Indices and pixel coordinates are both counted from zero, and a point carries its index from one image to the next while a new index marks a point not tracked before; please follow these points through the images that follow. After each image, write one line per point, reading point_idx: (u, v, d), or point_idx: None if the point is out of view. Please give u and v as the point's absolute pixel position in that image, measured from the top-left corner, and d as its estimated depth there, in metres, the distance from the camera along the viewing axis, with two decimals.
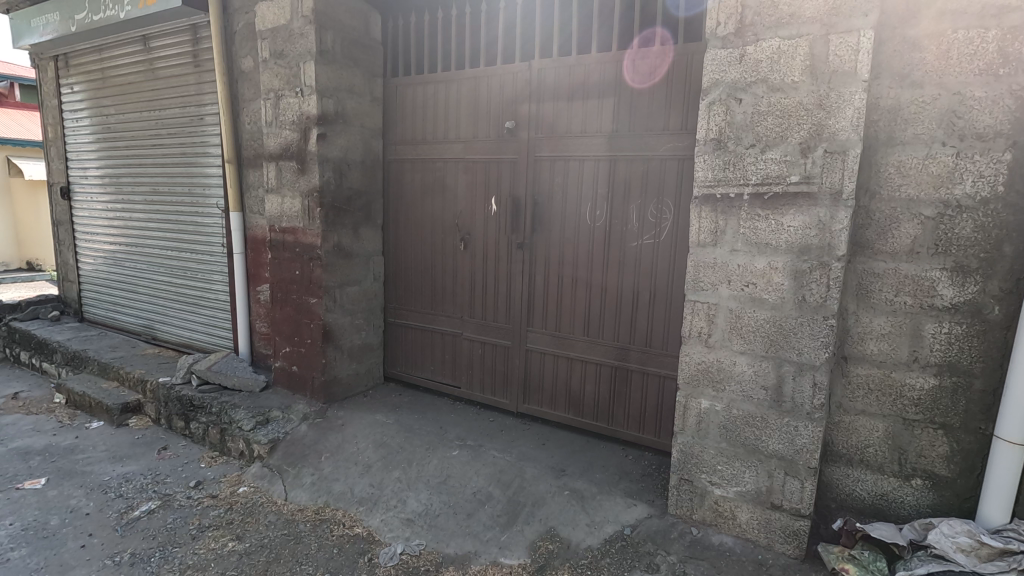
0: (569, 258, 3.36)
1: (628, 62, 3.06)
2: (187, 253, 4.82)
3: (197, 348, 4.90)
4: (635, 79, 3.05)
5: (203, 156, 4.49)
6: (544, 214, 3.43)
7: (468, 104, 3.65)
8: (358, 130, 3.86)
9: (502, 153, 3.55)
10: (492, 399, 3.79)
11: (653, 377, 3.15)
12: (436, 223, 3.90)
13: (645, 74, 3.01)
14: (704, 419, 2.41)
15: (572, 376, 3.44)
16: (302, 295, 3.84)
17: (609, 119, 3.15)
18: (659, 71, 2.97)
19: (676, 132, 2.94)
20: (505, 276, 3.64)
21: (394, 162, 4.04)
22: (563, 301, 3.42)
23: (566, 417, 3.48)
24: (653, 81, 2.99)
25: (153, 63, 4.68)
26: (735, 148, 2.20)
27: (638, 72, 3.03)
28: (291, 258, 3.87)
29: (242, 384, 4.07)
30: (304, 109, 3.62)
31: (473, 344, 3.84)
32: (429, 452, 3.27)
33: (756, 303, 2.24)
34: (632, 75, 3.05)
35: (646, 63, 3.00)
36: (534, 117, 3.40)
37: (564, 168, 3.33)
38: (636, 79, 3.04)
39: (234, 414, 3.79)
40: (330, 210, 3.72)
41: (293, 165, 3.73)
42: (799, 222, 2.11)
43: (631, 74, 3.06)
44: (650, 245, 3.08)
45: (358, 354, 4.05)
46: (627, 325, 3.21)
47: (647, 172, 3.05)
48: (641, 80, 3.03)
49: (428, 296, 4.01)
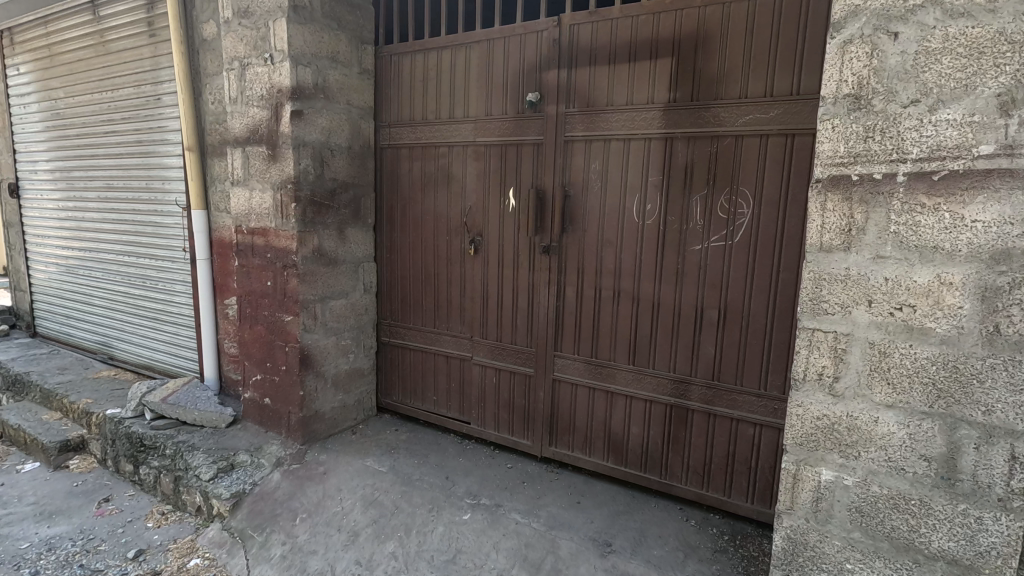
0: (610, 266, 2.66)
1: (650, 24, 2.44)
2: (146, 260, 4.07)
3: (159, 370, 4.18)
4: (667, 42, 2.41)
5: (162, 144, 3.77)
6: (577, 210, 2.71)
7: (479, 74, 2.94)
8: (344, 108, 3.15)
9: (523, 135, 2.83)
10: (510, 439, 3.07)
11: (721, 419, 2.46)
12: (440, 222, 3.18)
13: (678, 34, 2.38)
14: (823, 497, 1.70)
15: (613, 414, 2.73)
16: (275, 312, 3.12)
17: (664, 87, 2.44)
18: (709, 18, 2.31)
19: (759, 100, 2.24)
20: (526, 287, 2.92)
21: (389, 149, 3.32)
22: (601, 320, 2.71)
23: (605, 465, 2.77)
24: (707, 30, 2.32)
25: (104, 34, 3.95)
26: (884, 107, 1.50)
27: (671, 31, 2.40)
28: (262, 267, 3.14)
29: (205, 420, 3.35)
30: (275, 80, 2.91)
31: (487, 371, 3.11)
32: (432, 516, 2.56)
33: (914, 335, 1.53)
34: (664, 35, 2.41)
35: (676, 21, 2.38)
36: (566, 87, 2.68)
37: (602, 151, 2.61)
38: (673, 37, 2.40)
39: (191, 458, 3.07)
40: (309, 206, 3.00)
41: (262, 150, 3.02)
42: (992, 216, 1.40)
43: (660, 43, 2.43)
44: (719, 249, 2.39)
45: (345, 382, 3.34)
46: (687, 352, 2.51)
47: (717, 155, 2.35)
48: (677, 39, 2.39)
49: (431, 311, 3.29)
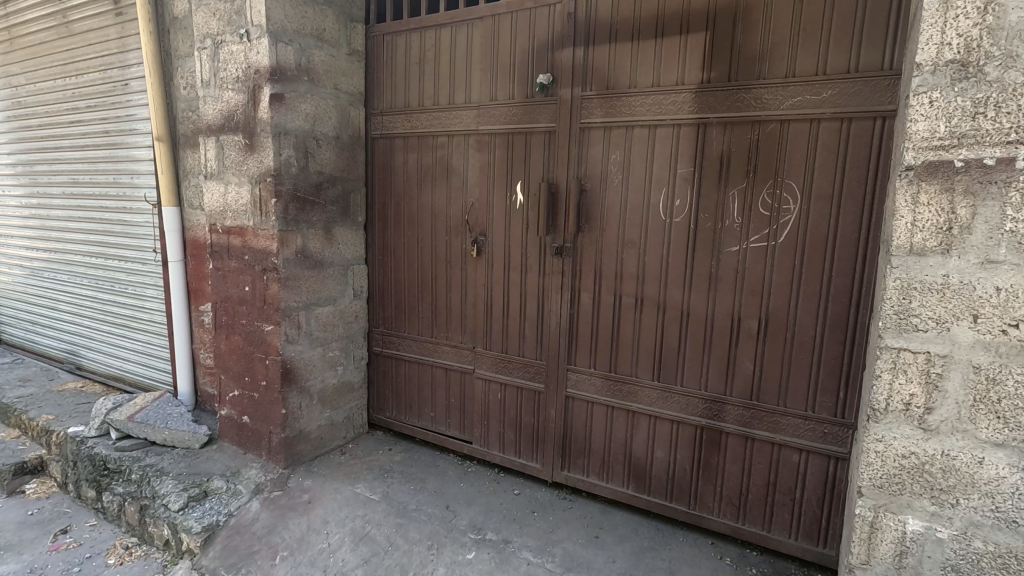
0: (632, 270, 2.35)
1: None
2: (115, 262, 3.72)
3: (129, 381, 3.83)
4: (701, 14, 2.11)
5: (131, 134, 3.42)
6: (594, 207, 2.40)
7: (483, 54, 2.63)
8: (331, 93, 2.83)
9: (532, 122, 2.52)
10: (517, 461, 2.76)
11: (761, 444, 2.17)
12: (438, 220, 2.87)
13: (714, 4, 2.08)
14: (908, 551, 1.41)
15: (635, 436, 2.43)
16: (254, 321, 2.78)
17: (696, 65, 2.14)
18: None
19: (808, 79, 1.95)
20: (535, 292, 2.61)
21: (381, 139, 3.01)
22: (621, 331, 2.41)
23: (625, 493, 2.48)
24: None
25: (67, 14, 3.60)
26: (1000, 75, 1.21)
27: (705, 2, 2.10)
28: (239, 270, 2.81)
29: (177, 440, 3.01)
30: (251, 59, 2.58)
31: (490, 386, 2.80)
32: (431, 555, 2.24)
33: None
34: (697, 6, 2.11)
35: None
36: (582, 67, 2.38)
37: (623, 140, 2.31)
38: (708, 8, 2.09)
39: (159, 485, 2.73)
40: (291, 202, 2.67)
41: (238, 139, 2.68)
42: None
43: (692, 16, 2.13)
44: (759, 250, 2.10)
45: (332, 398, 3.02)
46: (721, 368, 2.22)
47: (758, 143, 2.05)
48: (713, 11, 2.09)
49: (428, 318, 2.98)
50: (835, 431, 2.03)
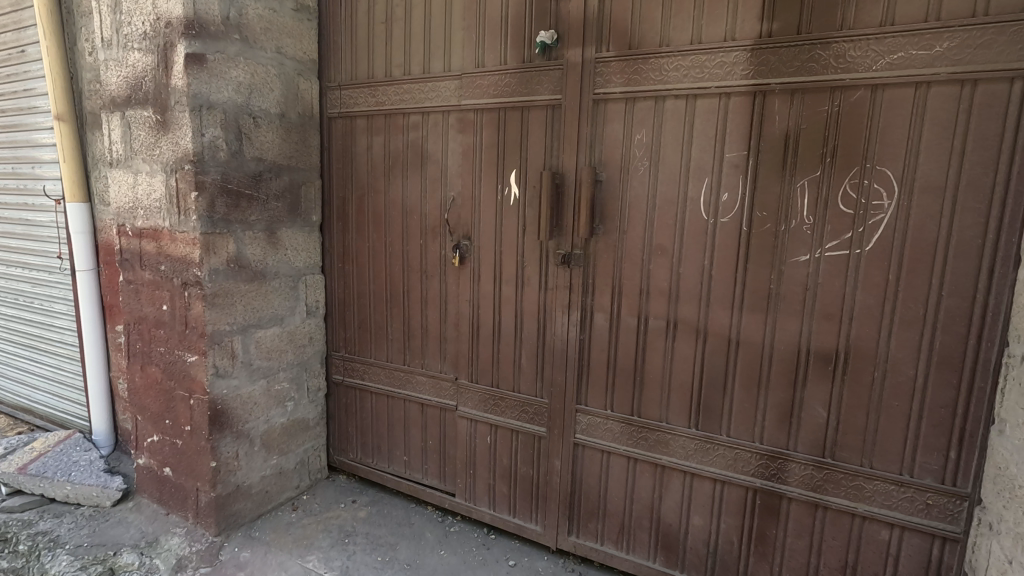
0: (662, 285, 1.82)
1: None
2: (17, 269, 3.05)
3: (39, 414, 3.18)
4: None
5: (30, 114, 2.77)
6: (612, 203, 1.86)
7: (466, 7, 2.06)
8: (272, 58, 2.23)
9: (528, 95, 1.97)
10: (511, 522, 2.21)
11: (836, 516, 1.65)
12: (410, 220, 2.29)
13: None
14: None
15: (664, 497, 1.90)
16: (174, 349, 2.18)
17: (753, 13, 1.60)
18: None
19: (916, 28, 1.42)
20: (533, 311, 2.05)
21: (340, 120, 2.42)
22: (647, 364, 1.87)
23: (651, 567, 1.95)
24: None
25: None
26: None
27: None
28: (154, 284, 2.20)
29: (82, 498, 2.40)
30: (161, 8, 1.97)
31: (477, 427, 2.24)
32: None
33: None
34: None
35: None
36: (596, 20, 1.83)
37: (651, 115, 1.77)
38: None
39: (49, 563, 2.08)
40: (220, 196, 2.07)
41: (148, 114, 2.07)
42: None
43: None
44: (838, 261, 1.57)
45: (281, 441, 2.43)
46: (782, 414, 1.69)
47: (839, 117, 1.53)
48: None
49: (400, 341, 2.41)
50: (943, 504, 1.51)
